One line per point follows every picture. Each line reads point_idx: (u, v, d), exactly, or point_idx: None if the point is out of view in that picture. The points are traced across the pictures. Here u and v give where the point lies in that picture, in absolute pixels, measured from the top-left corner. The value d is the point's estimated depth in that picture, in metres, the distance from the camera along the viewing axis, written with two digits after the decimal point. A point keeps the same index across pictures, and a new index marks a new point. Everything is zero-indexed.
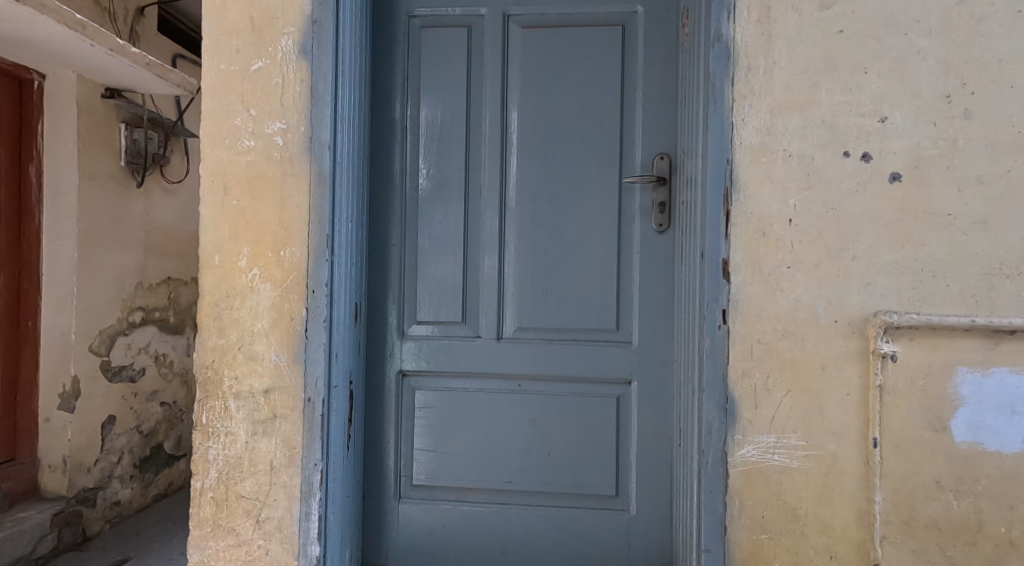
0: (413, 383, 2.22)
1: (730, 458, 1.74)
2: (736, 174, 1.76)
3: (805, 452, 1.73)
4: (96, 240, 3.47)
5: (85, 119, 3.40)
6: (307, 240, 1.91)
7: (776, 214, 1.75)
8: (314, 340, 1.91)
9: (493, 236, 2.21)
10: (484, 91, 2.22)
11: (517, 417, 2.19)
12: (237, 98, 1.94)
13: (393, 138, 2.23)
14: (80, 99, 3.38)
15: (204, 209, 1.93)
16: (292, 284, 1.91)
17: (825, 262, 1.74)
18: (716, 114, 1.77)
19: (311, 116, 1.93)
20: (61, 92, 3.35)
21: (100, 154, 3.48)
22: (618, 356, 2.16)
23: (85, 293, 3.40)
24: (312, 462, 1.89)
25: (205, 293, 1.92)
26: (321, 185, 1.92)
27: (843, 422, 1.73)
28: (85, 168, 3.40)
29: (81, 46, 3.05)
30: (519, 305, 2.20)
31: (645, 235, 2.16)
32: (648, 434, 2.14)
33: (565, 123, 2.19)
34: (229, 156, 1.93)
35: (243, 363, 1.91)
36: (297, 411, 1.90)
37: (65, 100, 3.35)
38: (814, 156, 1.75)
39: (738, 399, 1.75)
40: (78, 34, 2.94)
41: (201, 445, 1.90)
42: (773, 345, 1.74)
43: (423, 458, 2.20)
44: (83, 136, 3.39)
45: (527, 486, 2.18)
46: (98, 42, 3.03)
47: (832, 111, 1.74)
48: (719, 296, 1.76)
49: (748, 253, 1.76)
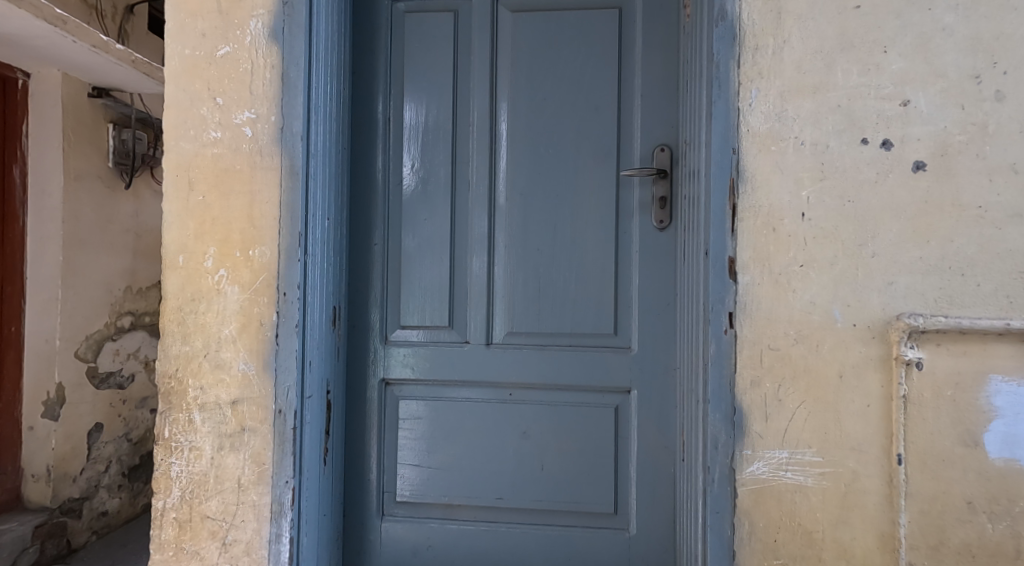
0: (397, 392, 2.07)
1: (739, 476, 1.59)
2: (742, 165, 1.61)
3: (821, 469, 1.58)
4: (82, 243, 3.33)
5: (70, 119, 3.26)
6: (278, 239, 1.77)
7: (787, 208, 1.60)
8: (286, 348, 1.76)
9: (482, 235, 2.06)
10: (472, 80, 2.07)
11: (509, 429, 2.03)
12: (202, 86, 1.79)
13: (375, 130, 2.08)
14: (65, 98, 3.24)
15: (167, 206, 1.78)
16: (262, 287, 1.76)
17: (842, 260, 1.58)
18: (721, 99, 1.62)
19: (283, 105, 1.78)
20: (45, 92, 3.21)
21: (85, 154, 3.34)
22: (616, 362, 2.01)
23: (70, 298, 3.26)
24: (283, 480, 1.74)
25: (168, 296, 1.77)
26: (293, 179, 1.78)
27: (863, 436, 1.57)
28: (70, 168, 3.26)
29: (63, 41, 2.91)
30: (510, 308, 2.05)
31: (645, 233, 2.01)
32: (649, 447, 1.99)
33: (558, 113, 2.04)
34: (194, 149, 1.79)
35: (208, 372, 1.76)
36: (267, 424, 1.75)
37: (49, 100, 3.22)
38: (829, 143, 1.59)
39: (746, 411, 1.59)
40: (58, 29, 2.80)
41: (163, 460, 1.75)
42: (784, 351, 1.59)
43: (408, 473, 2.06)
44: (68, 135, 3.25)
45: (519, 503, 2.02)
46: (80, 38, 2.89)
47: (848, 94, 1.59)
48: (725, 298, 1.61)
49: (756, 251, 1.61)
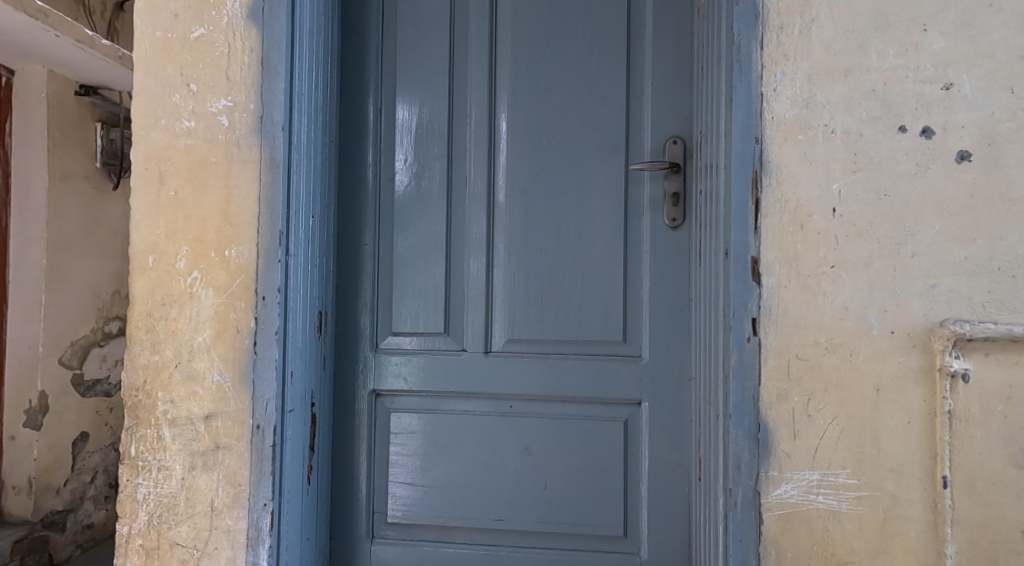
0: (388, 404, 1.92)
1: (765, 500, 1.44)
2: (766, 156, 1.46)
3: (856, 492, 1.42)
4: (68, 245, 3.18)
5: (56, 117, 3.12)
6: (256, 238, 1.61)
7: (816, 202, 1.45)
8: (265, 357, 1.61)
9: (480, 237, 1.91)
10: (470, 68, 1.92)
11: (509, 445, 1.88)
12: (175, 71, 1.63)
13: (364, 123, 1.93)
14: (51, 96, 3.10)
15: (135, 201, 1.62)
16: (239, 290, 1.61)
17: (878, 261, 1.43)
18: (742, 83, 1.47)
19: (262, 91, 1.63)
20: (30, 89, 3.08)
21: (71, 154, 3.19)
22: (624, 372, 1.85)
23: (55, 303, 3.11)
24: (261, 503, 1.59)
25: (136, 301, 1.62)
26: (274, 172, 1.63)
27: (903, 456, 1.42)
28: (55, 168, 3.11)
29: (45, 36, 2.76)
30: (510, 314, 1.90)
31: (656, 232, 1.86)
32: (662, 465, 1.83)
33: (562, 104, 1.89)
34: (165, 140, 1.63)
35: (180, 385, 1.60)
36: (244, 441, 1.59)
37: (34, 98, 3.08)
38: (863, 131, 1.44)
39: (771, 428, 1.44)
40: (39, 23, 2.65)
41: (129, 481, 1.60)
42: (814, 362, 1.44)
43: (400, 491, 1.90)
44: (53, 134, 3.11)
45: (520, 525, 1.87)
46: (63, 32, 2.74)
47: (884, 78, 1.44)
48: (748, 302, 1.46)
49: (783, 251, 1.45)
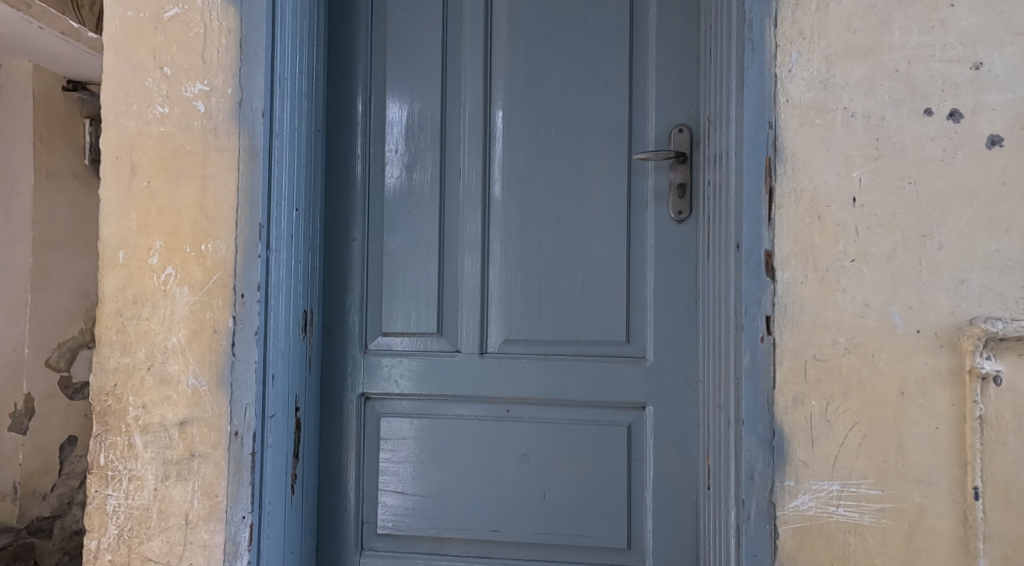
0: (378, 408, 1.82)
1: (780, 512, 1.34)
2: (781, 141, 1.36)
3: (880, 504, 1.32)
4: (55, 245, 3.08)
5: (42, 114, 3.02)
6: (235, 233, 1.51)
7: (834, 191, 1.34)
8: (244, 358, 1.51)
9: (474, 233, 1.80)
10: (464, 52, 1.82)
11: (506, 451, 1.77)
12: (148, 54, 1.53)
13: (353, 112, 1.83)
14: (37, 92, 3.01)
15: (105, 193, 1.52)
16: (216, 288, 1.50)
17: (902, 254, 1.33)
18: (754, 64, 1.37)
19: (240, 74, 1.52)
20: (16, 85, 2.99)
21: (58, 151, 3.09)
22: (628, 374, 1.75)
23: (42, 303, 3.01)
24: (239, 515, 1.49)
25: (105, 299, 1.51)
26: (254, 161, 1.52)
27: (930, 465, 1.31)
28: (41, 166, 3.01)
29: (29, 28, 2.65)
30: (506, 313, 1.79)
31: (662, 226, 1.75)
32: (668, 472, 1.73)
33: (561, 91, 1.78)
34: (137, 127, 1.53)
35: (153, 389, 1.50)
36: (221, 449, 1.49)
37: (19, 94, 2.99)
38: (885, 114, 1.34)
39: (787, 434, 1.34)
40: (22, 14, 2.54)
41: (98, 493, 1.49)
42: (833, 363, 1.33)
43: (391, 500, 1.80)
44: (39, 131, 3.01)
45: (517, 536, 1.76)
46: (47, 24, 2.63)
47: (908, 57, 1.34)
48: (761, 299, 1.35)
49: (798, 243, 1.35)
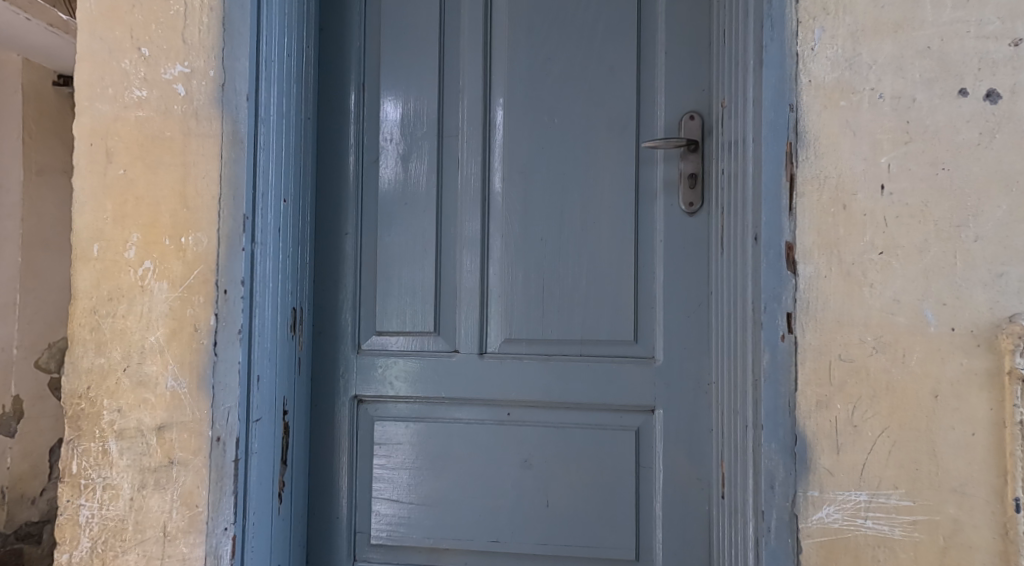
0: (371, 412, 1.72)
1: (804, 525, 1.24)
2: (802, 125, 1.26)
3: (911, 517, 1.22)
4: (47, 243, 2.99)
5: (32, 109, 2.93)
6: (217, 224, 1.41)
7: (860, 179, 1.25)
8: (227, 359, 1.41)
9: (473, 228, 1.70)
10: (462, 35, 1.72)
11: (507, 457, 1.68)
12: (124, 34, 1.43)
13: (345, 99, 1.73)
14: (27, 87, 2.92)
15: (79, 182, 1.42)
16: (197, 283, 1.40)
17: (934, 245, 1.23)
18: (775, 41, 1.27)
19: (223, 55, 1.42)
20: (5, 79, 2.89)
21: (50, 147, 2.99)
22: (636, 376, 1.65)
23: (32, 303, 2.92)
24: (221, 527, 1.39)
25: (79, 295, 1.41)
26: (238, 147, 1.42)
27: (966, 474, 1.21)
28: (31, 162, 2.92)
29: (16, 19, 2.54)
30: (507, 312, 1.69)
31: (671, 219, 1.65)
32: (679, 479, 1.63)
33: (565, 76, 1.69)
34: (113, 112, 1.43)
35: (129, 391, 1.40)
36: (201, 456, 1.39)
37: (9, 88, 2.89)
38: (916, 95, 1.24)
39: (810, 441, 1.25)
40: (8, 5, 2.43)
41: (70, 503, 1.39)
42: (860, 364, 1.24)
43: (385, 509, 1.70)
44: (29, 126, 2.91)
45: (519, 547, 1.67)
46: (34, 16, 2.52)
47: (940, 33, 1.24)
48: (782, 295, 1.26)
49: (821, 235, 1.25)
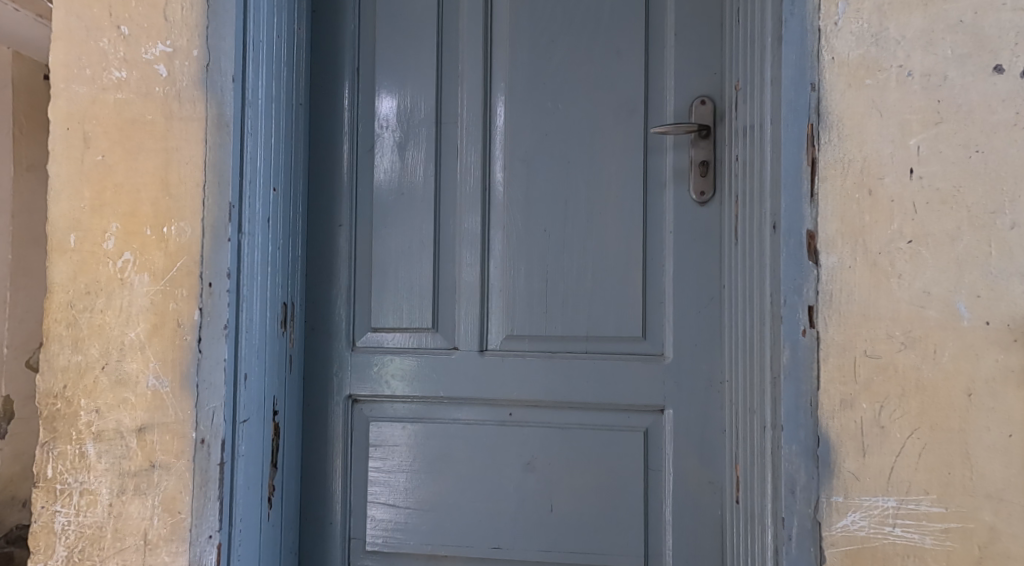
0: (366, 412, 1.64)
1: (828, 533, 1.16)
2: (825, 105, 1.18)
3: (943, 524, 1.14)
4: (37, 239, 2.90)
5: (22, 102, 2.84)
6: (201, 214, 1.33)
7: (888, 162, 1.16)
8: (212, 356, 1.33)
9: (473, 219, 1.62)
10: (462, 16, 1.64)
11: (508, 460, 1.59)
12: (102, 11, 1.35)
13: (339, 84, 1.65)
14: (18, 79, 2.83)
15: (54, 168, 1.34)
16: (180, 276, 1.32)
17: (967, 234, 1.15)
18: (795, 15, 1.19)
19: (208, 34, 1.34)
20: None
21: (39, 142, 2.91)
22: (644, 375, 1.57)
23: (22, 301, 2.84)
24: (206, 534, 1.31)
25: (54, 289, 1.33)
26: (224, 132, 1.34)
27: (1002, 478, 1.14)
28: (21, 156, 2.83)
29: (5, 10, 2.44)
30: (509, 307, 1.61)
31: (682, 209, 1.57)
32: (691, 482, 1.55)
33: (568, 59, 1.61)
34: (90, 94, 1.34)
35: (108, 391, 1.32)
36: (185, 459, 1.31)
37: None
38: (948, 73, 1.16)
39: (834, 443, 1.16)
40: None
41: (45, 509, 1.31)
42: (888, 360, 1.16)
43: (381, 514, 1.62)
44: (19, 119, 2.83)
45: (521, 554, 1.59)
46: (23, 6, 2.41)
47: (974, 7, 1.16)
48: (804, 287, 1.17)
49: (845, 223, 1.17)
